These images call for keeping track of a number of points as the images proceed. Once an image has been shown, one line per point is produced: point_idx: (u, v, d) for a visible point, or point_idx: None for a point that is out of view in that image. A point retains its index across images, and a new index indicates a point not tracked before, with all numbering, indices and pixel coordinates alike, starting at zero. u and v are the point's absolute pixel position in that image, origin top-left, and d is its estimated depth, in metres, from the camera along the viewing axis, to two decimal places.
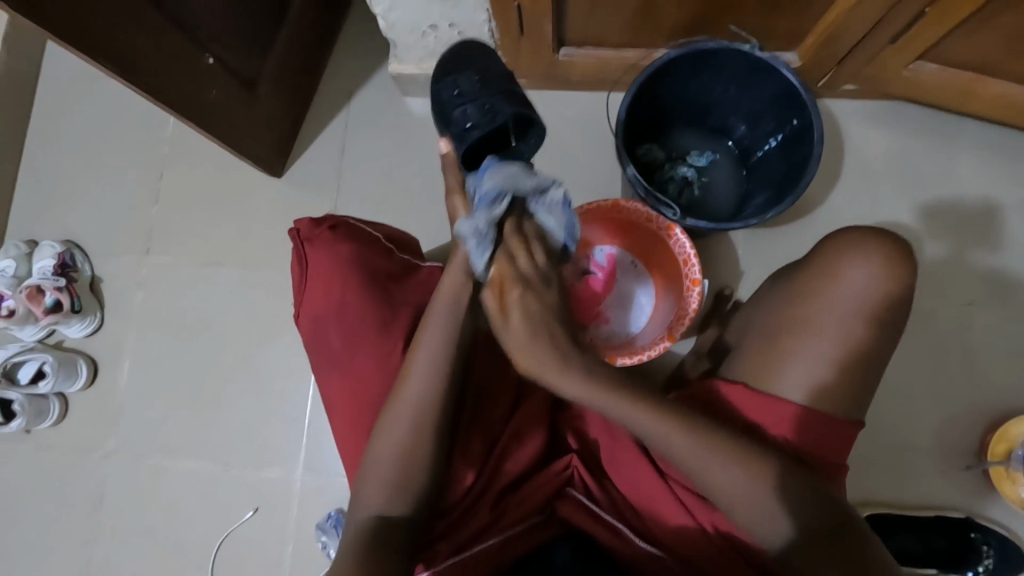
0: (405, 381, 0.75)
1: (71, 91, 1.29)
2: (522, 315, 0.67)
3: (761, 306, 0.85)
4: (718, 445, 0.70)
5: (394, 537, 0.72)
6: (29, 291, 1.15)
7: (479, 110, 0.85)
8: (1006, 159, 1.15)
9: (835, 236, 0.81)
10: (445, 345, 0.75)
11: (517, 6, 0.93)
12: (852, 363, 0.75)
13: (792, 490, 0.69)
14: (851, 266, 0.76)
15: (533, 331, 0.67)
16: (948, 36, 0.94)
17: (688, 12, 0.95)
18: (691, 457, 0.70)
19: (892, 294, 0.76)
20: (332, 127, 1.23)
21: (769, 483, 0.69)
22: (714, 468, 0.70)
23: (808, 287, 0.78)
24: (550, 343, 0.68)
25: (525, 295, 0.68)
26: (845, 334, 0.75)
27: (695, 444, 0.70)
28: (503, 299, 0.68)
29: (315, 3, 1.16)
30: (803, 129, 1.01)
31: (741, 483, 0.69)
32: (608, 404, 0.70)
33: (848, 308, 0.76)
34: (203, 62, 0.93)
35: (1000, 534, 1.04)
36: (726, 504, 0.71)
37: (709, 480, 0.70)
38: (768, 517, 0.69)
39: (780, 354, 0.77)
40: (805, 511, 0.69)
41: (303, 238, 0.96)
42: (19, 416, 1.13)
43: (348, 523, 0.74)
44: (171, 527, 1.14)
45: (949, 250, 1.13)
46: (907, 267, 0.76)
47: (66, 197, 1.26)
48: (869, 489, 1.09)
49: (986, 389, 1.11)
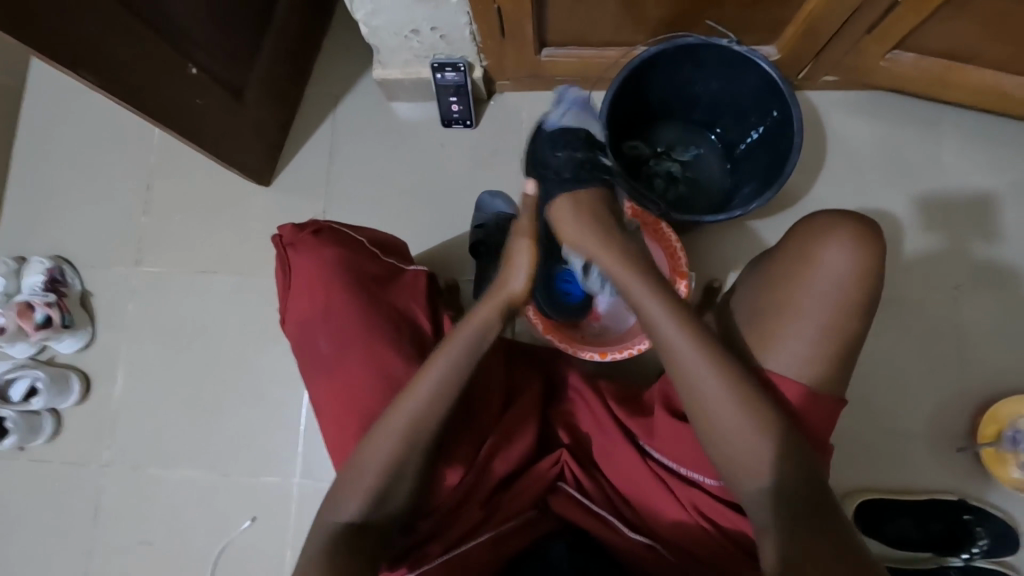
0: (405, 395, 0.75)
1: (57, 105, 1.29)
2: (581, 217, 0.77)
3: (744, 289, 0.85)
4: (726, 370, 0.73)
5: (365, 541, 0.72)
6: (18, 307, 1.13)
7: (577, 167, 0.79)
8: (986, 144, 1.16)
9: (810, 220, 0.81)
10: (451, 365, 0.75)
11: (499, 6, 0.94)
12: (835, 345, 0.76)
13: (784, 442, 0.71)
14: (828, 249, 0.77)
15: (587, 214, 0.77)
16: (923, 25, 0.95)
17: (669, 9, 0.96)
18: (699, 376, 0.73)
19: (871, 272, 0.77)
20: (319, 133, 1.23)
21: (764, 427, 0.71)
22: (723, 402, 0.72)
23: (791, 268, 0.79)
24: (604, 231, 0.77)
25: (582, 194, 0.78)
26: (829, 316, 0.76)
27: (711, 372, 0.73)
28: (566, 214, 0.78)
29: (299, 9, 1.16)
30: (784, 120, 1.03)
31: (740, 413, 0.71)
32: (652, 305, 0.75)
33: (829, 290, 0.76)
34: (186, 72, 0.93)
35: (994, 516, 1.05)
36: (720, 446, 0.72)
37: (714, 413, 0.72)
38: (757, 463, 0.71)
39: (767, 340, 0.78)
40: (792, 464, 0.70)
41: (285, 244, 0.98)
42: (13, 433, 1.13)
43: (322, 520, 0.74)
44: (169, 538, 1.14)
45: (934, 235, 1.15)
46: (883, 249, 0.78)
47: (54, 212, 1.26)
48: (863, 475, 1.10)
49: (975, 371, 1.12)
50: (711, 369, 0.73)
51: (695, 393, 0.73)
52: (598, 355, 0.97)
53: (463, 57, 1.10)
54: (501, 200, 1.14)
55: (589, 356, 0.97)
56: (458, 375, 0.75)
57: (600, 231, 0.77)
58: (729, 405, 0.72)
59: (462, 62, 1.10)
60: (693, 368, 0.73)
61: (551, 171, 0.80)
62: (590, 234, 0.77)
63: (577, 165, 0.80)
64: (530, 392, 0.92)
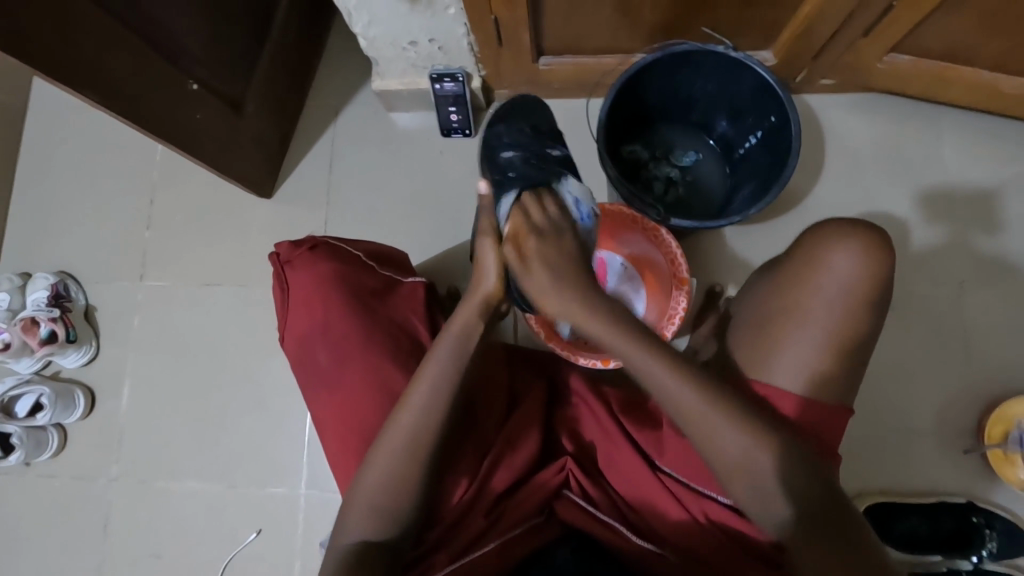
0: (402, 412, 0.75)
1: (59, 122, 1.30)
2: (540, 262, 0.72)
3: (750, 299, 0.85)
4: (727, 415, 0.71)
5: (376, 560, 0.71)
6: (24, 323, 1.15)
7: (524, 162, 0.83)
8: (986, 142, 1.16)
9: (815, 228, 0.82)
10: (450, 379, 0.76)
11: (495, 16, 0.94)
12: (841, 350, 0.76)
13: (802, 473, 0.70)
14: (833, 255, 0.77)
15: (558, 270, 0.73)
16: (919, 26, 0.95)
17: (664, 14, 0.97)
18: (699, 423, 0.71)
19: (874, 280, 0.77)
20: (319, 145, 1.24)
21: (788, 465, 0.70)
22: (750, 452, 0.70)
23: (793, 278, 0.79)
24: (580, 288, 0.73)
25: (543, 247, 0.73)
26: (832, 324, 0.76)
27: (735, 431, 0.70)
28: (521, 251, 0.73)
29: (297, 23, 1.17)
30: (781, 124, 1.03)
31: (749, 452, 0.70)
32: (648, 367, 0.72)
33: (834, 295, 0.77)
34: (186, 87, 0.94)
35: (1004, 517, 1.04)
36: (751, 494, 0.71)
37: (743, 465, 0.70)
38: (776, 509, 0.69)
39: (774, 344, 0.78)
40: (813, 488, 0.69)
41: (283, 261, 0.99)
42: (19, 449, 1.13)
43: (333, 546, 0.74)
44: (176, 551, 1.14)
45: (937, 233, 1.15)
46: (888, 256, 0.77)
47: (58, 228, 1.27)
48: (870, 479, 1.09)
49: (981, 370, 1.11)
50: (735, 426, 0.70)
51: (721, 449, 0.71)
52: (603, 362, 0.96)
53: (461, 67, 1.11)
54: None
55: (593, 364, 0.97)
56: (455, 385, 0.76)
57: (577, 290, 0.73)
58: (744, 458, 0.70)
59: (461, 72, 1.11)
60: (717, 430, 0.71)
61: (505, 174, 0.82)
62: (570, 295, 0.72)
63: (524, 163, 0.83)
64: (532, 398, 0.92)
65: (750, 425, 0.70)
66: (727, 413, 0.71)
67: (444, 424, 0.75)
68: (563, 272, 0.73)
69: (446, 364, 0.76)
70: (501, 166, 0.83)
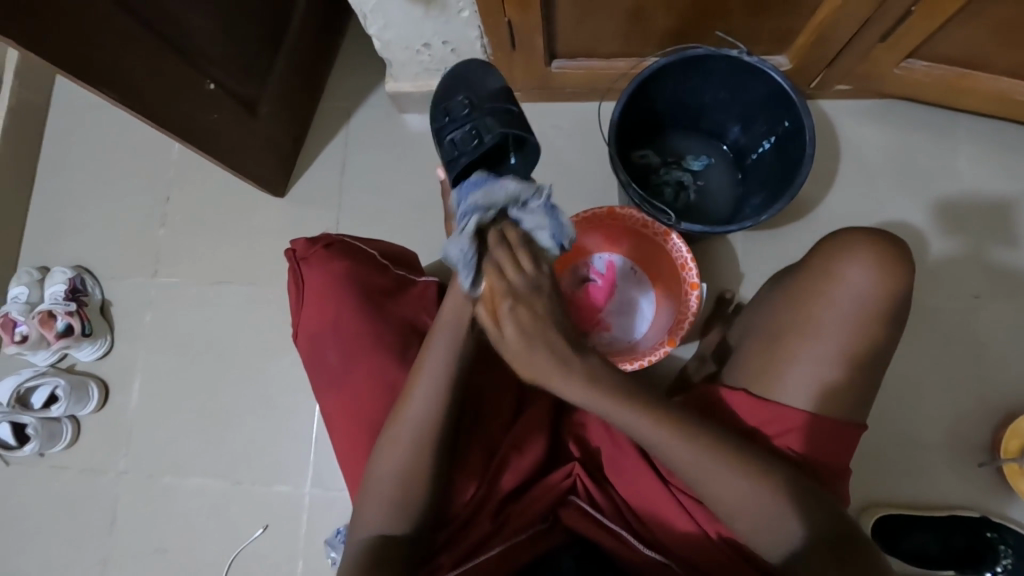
0: (407, 407, 0.75)
1: (80, 120, 1.33)
2: (516, 329, 0.61)
3: (765, 312, 0.84)
4: (718, 454, 0.70)
5: (394, 554, 0.73)
6: (41, 316, 1.17)
7: (470, 140, 0.86)
8: (1005, 153, 1.14)
9: (832, 238, 0.81)
10: (450, 377, 0.74)
11: (507, 20, 0.95)
12: (855, 367, 0.75)
13: (803, 499, 0.70)
14: (849, 267, 0.77)
15: (534, 342, 0.62)
16: (936, 33, 0.94)
17: (677, 20, 0.97)
18: (692, 465, 0.71)
19: (891, 292, 0.76)
20: (332, 146, 1.25)
21: (791, 505, 0.70)
22: (747, 502, 0.70)
23: (807, 289, 0.79)
24: (558, 357, 0.63)
25: (520, 319, 0.61)
26: (846, 337, 0.75)
27: (729, 472, 0.70)
28: (497, 314, 0.62)
29: (313, 25, 1.19)
30: (794, 131, 1.02)
31: (744, 489, 0.70)
32: (632, 422, 0.69)
33: (849, 310, 0.76)
34: (203, 88, 0.95)
35: (1017, 534, 1.01)
36: (749, 533, 0.71)
37: (742, 510, 0.70)
38: (786, 532, 0.69)
39: (786, 358, 0.77)
40: (818, 519, 0.69)
41: (298, 258, 0.98)
42: (32, 440, 1.15)
43: (350, 540, 0.75)
44: (182, 545, 1.15)
45: (952, 243, 1.13)
46: (905, 267, 0.77)
47: (76, 224, 1.29)
48: (880, 492, 1.07)
49: (996, 384, 1.09)
50: (733, 479, 0.70)
51: (720, 496, 0.71)
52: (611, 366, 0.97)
53: None
54: None
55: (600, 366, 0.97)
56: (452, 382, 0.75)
57: (555, 361, 0.63)
58: (741, 497, 0.70)
59: None
60: (712, 485, 0.71)
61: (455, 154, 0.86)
62: (549, 367, 0.63)
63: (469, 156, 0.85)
64: (541, 401, 0.91)
65: (750, 471, 0.70)
66: (727, 466, 0.70)
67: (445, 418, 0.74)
68: (540, 343, 0.62)
69: (443, 362, 0.74)
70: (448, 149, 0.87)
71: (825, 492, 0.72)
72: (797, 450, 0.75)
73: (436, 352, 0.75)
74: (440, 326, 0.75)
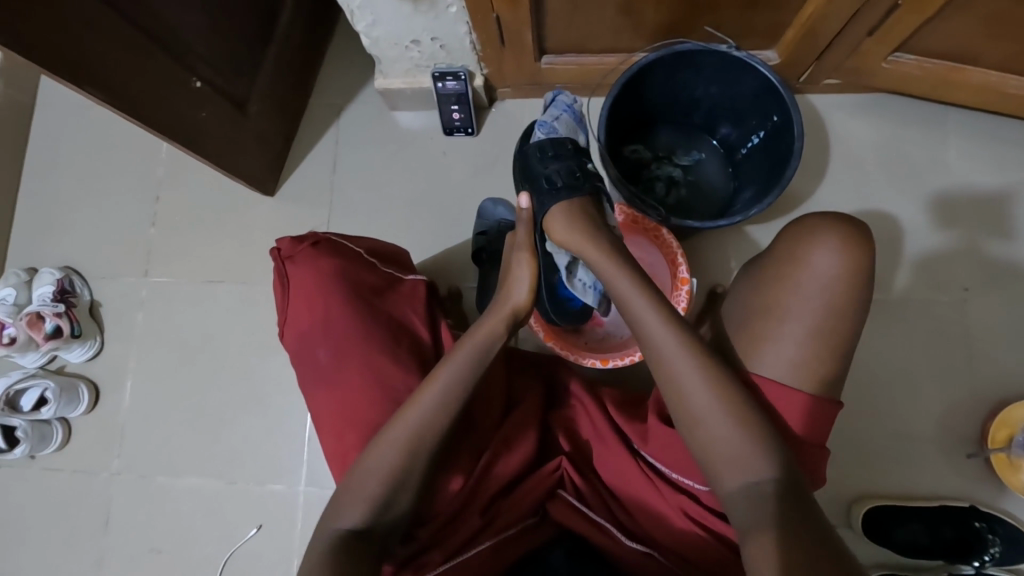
0: (405, 415, 0.75)
1: (68, 119, 1.32)
2: (563, 211, 0.83)
3: (733, 298, 0.85)
4: (700, 353, 0.73)
5: (365, 551, 0.69)
6: (30, 318, 1.16)
7: (569, 175, 0.84)
8: (994, 144, 1.15)
9: (798, 224, 0.81)
10: (451, 388, 0.76)
11: (497, 15, 0.94)
12: (823, 349, 0.75)
13: (771, 445, 0.69)
14: (813, 251, 0.77)
15: (576, 218, 0.82)
16: (924, 27, 0.94)
17: (668, 15, 0.97)
18: (669, 353, 0.74)
19: (857, 272, 0.76)
20: (323, 143, 1.25)
21: (755, 438, 0.69)
22: (715, 409, 0.71)
23: (776, 273, 0.79)
24: (595, 234, 0.82)
25: (572, 201, 0.83)
26: (813, 319, 0.76)
27: (701, 376, 0.72)
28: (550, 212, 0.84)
29: (302, 23, 1.18)
30: (784, 124, 1.03)
31: (710, 400, 0.71)
32: (631, 296, 0.78)
33: (813, 293, 0.76)
34: (190, 86, 0.94)
35: (1006, 524, 1.02)
36: (709, 451, 0.71)
37: (707, 419, 0.71)
38: (747, 468, 0.69)
39: (755, 343, 0.78)
40: (784, 473, 0.68)
41: (283, 256, 0.98)
42: (23, 442, 1.14)
43: (320, 533, 0.71)
44: (177, 545, 1.15)
45: (943, 236, 1.14)
46: (869, 249, 0.77)
47: (65, 224, 1.28)
48: (872, 482, 1.09)
49: (986, 374, 1.10)
50: (708, 384, 0.72)
51: (693, 399, 0.72)
52: (602, 363, 0.97)
53: (463, 66, 1.11)
54: (504, 207, 1.14)
55: (590, 363, 0.97)
56: (461, 396, 0.76)
57: (589, 234, 0.82)
58: (712, 402, 0.71)
59: (463, 71, 1.11)
60: (688, 384, 0.73)
61: (548, 186, 0.84)
62: (582, 237, 0.81)
63: (563, 171, 0.85)
64: (530, 400, 0.92)
65: (727, 391, 0.71)
66: (707, 374, 0.72)
67: (445, 431, 0.75)
68: (584, 219, 0.83)
69: (458, 372, 0.77)
70: (545, 178, 0.85)
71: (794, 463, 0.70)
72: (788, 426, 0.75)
73: (448, 369, 0.77)
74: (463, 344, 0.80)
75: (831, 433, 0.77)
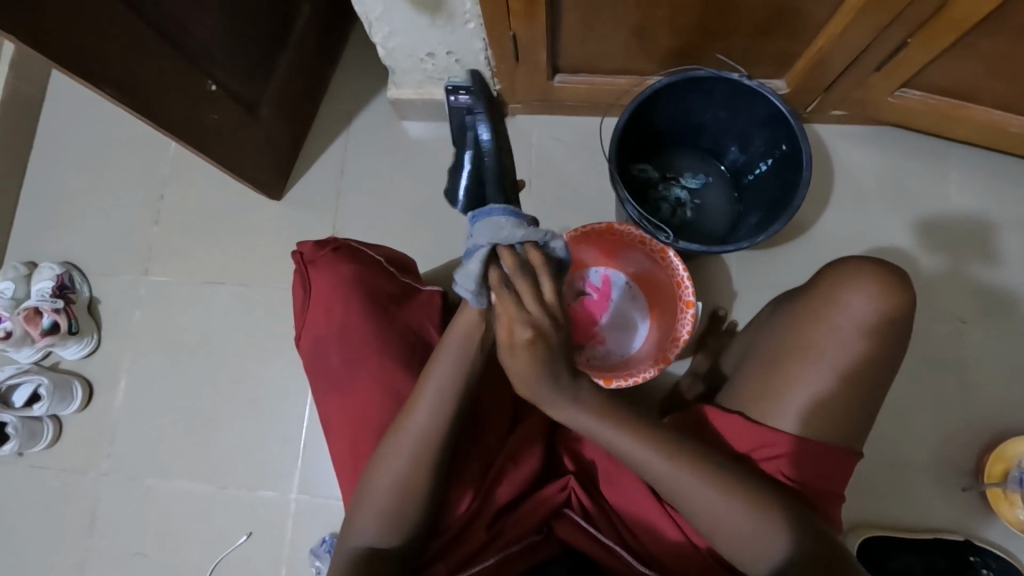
0: (408, 420, 0.74)
1: (76, 115, 1.31)
2: (526, 356, 0.63)
3: (766, 330, 0.87)
4: (700, 471, 0.72)
5: (382, 566, 0.72)
6: (27, 312, 1.15)
7: None
8: (995, 181, 1.17)
9: (840, 262, 0.83)
10: (444, 390, 0.74)
11: (512, 33, 0.95)
12: (850, 389, 0.77)
13: (793, 515, 0.71)
14: (851, 294, 0.78)
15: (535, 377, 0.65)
16: (930, 64, 0.96)
17: (680, 39, 0.98)
18: (673, 479, 0.72)
19: (887, 320, 0.78)
20: (332, 150, 1.25)
21: (776, 509, 0.71)
22: (738, 517, 0.71)
23: (808, 315, 0.81)
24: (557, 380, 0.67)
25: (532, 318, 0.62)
26: (846, 361, 0.77)
27: (717, 489, 0.71)
28: (510, 338, 0.63)
29: (317, 30, 1.18)
30: (792, 153, 1.04)
31: (729, 501, 0.71)
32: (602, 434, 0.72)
33: (850, 334, 0.78)
34: (204, 88, 0.95)
35: (1000, 558, 1.03)
36: (741, 544, 0.71)
37: (720, 511, 0.71)
38: (773, 545, 0.70)
39: (785, 379, 0.79)
40: (807, 535, 0.70)
41: (305, 261, 0.98)
42: (12, 439, 1.12)
43: (342, 544, 0.75)
44: (164, 550, 1.13)
45: (942, 269, 1.15)
46: (907, 294, 0.79)
47: (66, 220, 1.27)
48: (865, 512, 1.09)
49: (982, 407, 1.11)
50: (720, 490, 0.71)
51: (693, 505, 0.72)
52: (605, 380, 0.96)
53: (476, 80, 1.10)
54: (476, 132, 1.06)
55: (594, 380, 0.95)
56: (456, 396, 0.74)
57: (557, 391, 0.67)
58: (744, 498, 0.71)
59: None
60: (702, 507, 0.72)
61: None
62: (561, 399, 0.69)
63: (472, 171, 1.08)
64: (536, 415, 0.91)
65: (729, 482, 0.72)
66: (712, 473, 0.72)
67: (446, 440, 0.74)
68: (543, 370, 0.64)
69: (450, 377, 0.74)
70: None
71: (817, 519, 0.73)
72: (796, 476, 0.76)
73: (441, 369, 0.74)
74: (450, 337, 0.75)
75: (849, 478, 0.78)
